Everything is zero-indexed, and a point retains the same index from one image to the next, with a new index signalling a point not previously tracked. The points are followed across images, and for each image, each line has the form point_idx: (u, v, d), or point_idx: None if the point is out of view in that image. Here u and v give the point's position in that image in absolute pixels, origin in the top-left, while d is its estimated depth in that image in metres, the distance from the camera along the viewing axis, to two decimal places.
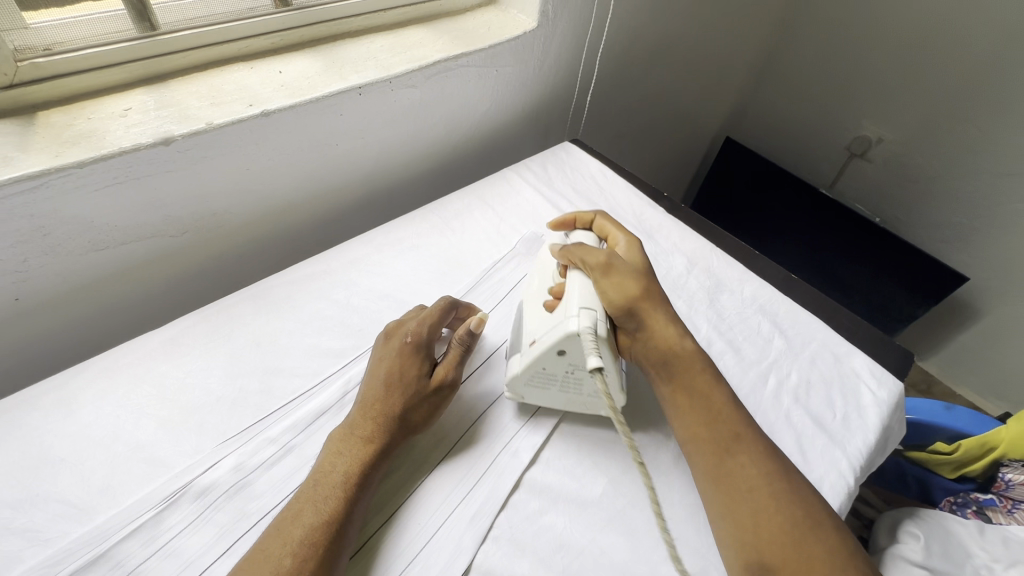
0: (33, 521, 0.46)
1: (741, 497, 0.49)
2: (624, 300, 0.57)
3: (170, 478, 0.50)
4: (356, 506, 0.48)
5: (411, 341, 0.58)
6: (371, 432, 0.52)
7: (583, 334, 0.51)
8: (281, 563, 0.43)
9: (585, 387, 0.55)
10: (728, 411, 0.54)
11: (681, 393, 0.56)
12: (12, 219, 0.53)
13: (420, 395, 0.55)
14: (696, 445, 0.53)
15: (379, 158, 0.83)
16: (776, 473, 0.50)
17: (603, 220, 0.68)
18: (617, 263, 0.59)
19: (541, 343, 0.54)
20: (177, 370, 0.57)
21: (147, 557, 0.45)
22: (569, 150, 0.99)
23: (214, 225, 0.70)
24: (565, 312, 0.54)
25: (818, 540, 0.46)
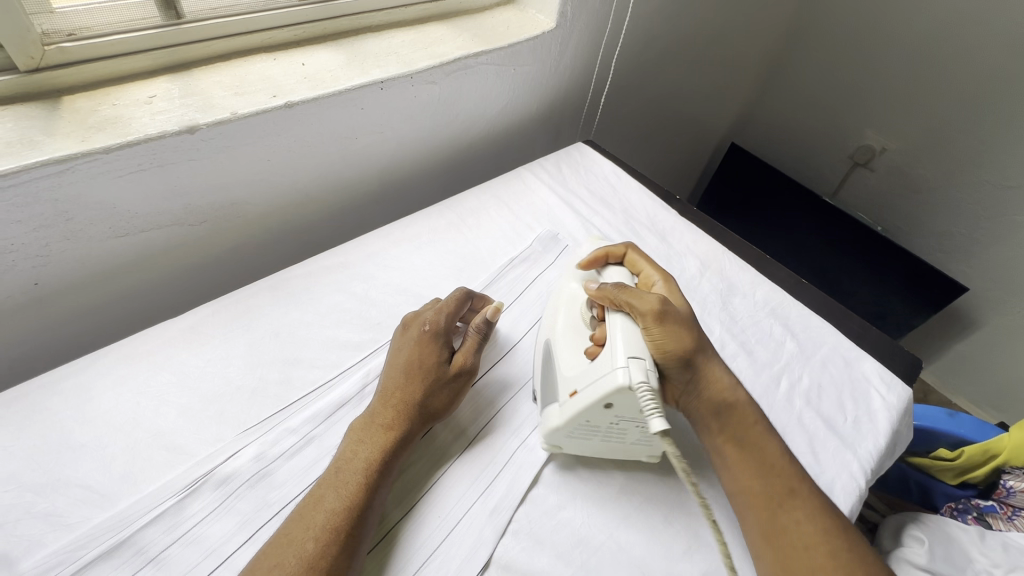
0: (54, 505, 0.46)
1: (796, 556, 0.47)
2: (680, 349, 0.55)
3: (192, 465, 0.50)
4: (377, 492, 0.48)
5: (429, 329, 0.58)
6: (392, 419, 0.52)
7: (637, 389, 0.48)
8: (304, 547, 0.43)
9: (629, 436, 0.53)
10: (783, 465, 0.52)
11: (734, 447, 0.54)
12: (36, 203, 0.53)
13: (439, 382, 0.55)
14: (749, 500, 0.51)
15: (397, 153, 0.84)
16: (836, 534, 0.48)
17: (636, 254, 0.69)
18: (671, 308, 0.57)
19: (587, 395, 0.51)
20: (196, 359, 0.57)
21: (169, 543, 0.45)
22: (583, 150, 0.99)
23: (233, 215, 0.70)
24: (609, 360, 0.52)
25: None
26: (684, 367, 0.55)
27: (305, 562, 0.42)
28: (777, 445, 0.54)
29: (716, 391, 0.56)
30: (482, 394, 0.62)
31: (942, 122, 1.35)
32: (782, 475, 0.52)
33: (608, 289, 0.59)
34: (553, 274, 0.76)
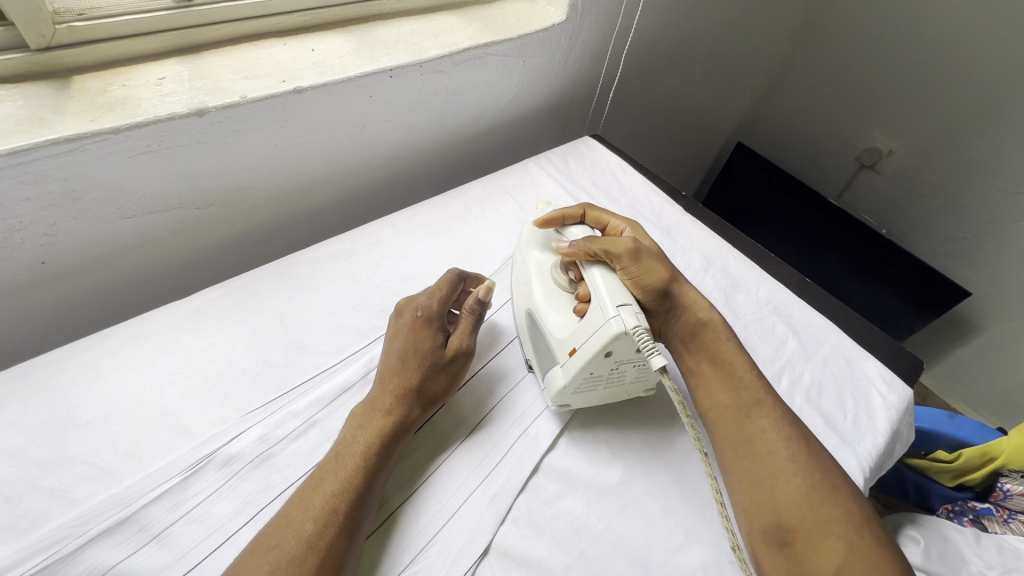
0: (60, 481, 0.46)
1: (760, 462, 0.52)
2: (659, 282, 0.60)
3: (195, 445, 0.50)
4: (377, 475, 0.48)
5: (421, 315, 0.58)
6: (392, 404, 0.52)
7: (634, 332, 0.50)
8: (303, 529, 0.43)
9: (630, 375, 0.55)
10: (751, 381, 0.58)
11: (707, 366, 0.60)
12: (46, 181, 0.53)
13: (436, 366, 0.55)
14: (719, 413, 0.57)
15: (404, 141, 0.84)
16: (797, 441, 0.53)
17: (594, 210, 0.70)
18: (644, 247, 0.61)
19: (585, 349, 0.52)
20: (201, 341, 0.57)
21: (173, 521, 0.46)
22: (589, 144, 0.99)
23: (239, 199, 0.70)
24: (600, 313, 0.53)
25: (835, 503, 0.49)
26: (662, 297, 0.61)
27: (305, 542, 0.42)
28: (743, 362, 0.60)
29: (689, 317, 0.63)
30: (482, 384, 0.62)
31: (950, 125, 1.34)
32: (748, 389, 0.57)
33: (581, 243, 0.60)
34: None
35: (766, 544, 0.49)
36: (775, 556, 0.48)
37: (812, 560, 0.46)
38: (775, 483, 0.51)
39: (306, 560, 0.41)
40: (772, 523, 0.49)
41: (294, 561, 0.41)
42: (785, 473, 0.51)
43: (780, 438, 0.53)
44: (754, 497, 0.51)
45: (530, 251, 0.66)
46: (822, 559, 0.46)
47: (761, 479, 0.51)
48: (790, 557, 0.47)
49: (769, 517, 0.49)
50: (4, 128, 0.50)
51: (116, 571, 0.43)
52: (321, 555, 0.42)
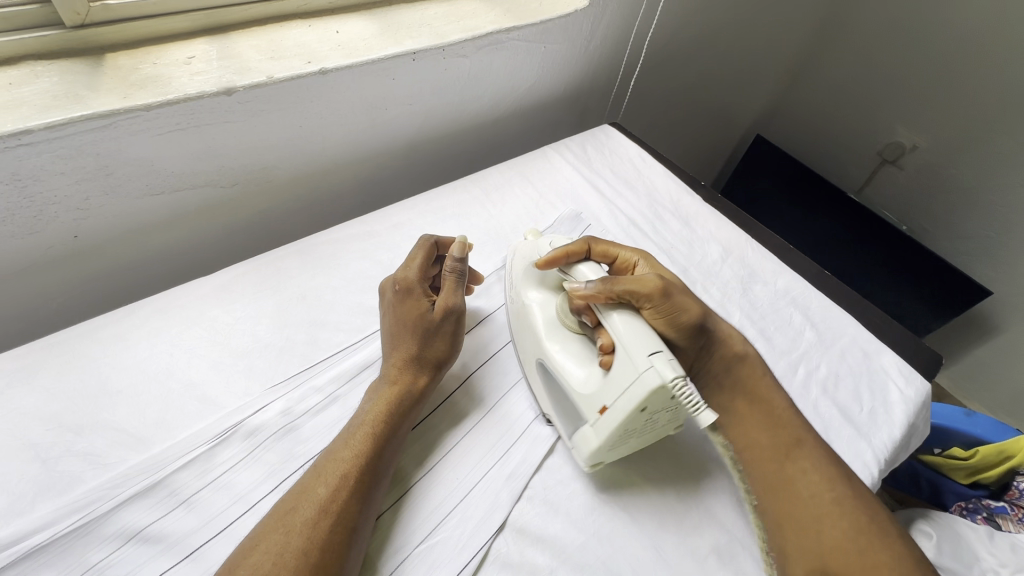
0: (93, 445, 0.48)
1: (802, 504, 0.51)
2: (693, 319, 0.57)
3: (221, 416, 0.51)
4: (388, 443, 0.49)
5: (400, 288, 0.57)
6: (396, 373, 0.54)
7: (674, 385, 0.46)
8: (316, 492, 0.44)
9: (664, 424, 0.51)
10: (789, 419, 0.57)
11: (743, 405, 0.59)
12: (80, 156, 0.54)
13: (431, 329, 0.56)
14: (757, 453, 0.56)
15: (424, 126, 0.84)
16: (840, 480, 0.52)
17: (601, 244, 0.64)
18: (672, 282, 0.57)
19: (621, 407, 0.48)
20: (226, 316, 0.59)
21: (200, 488, 0.47)
22: (609, 132, 0.99)
23: (263, 178, 0.71)
24: (631, 365, 0.48)
25: (884, 545, 0.48)
26: (696, 334, 0.58)
27: (319, 505, 0.43)
28: (781, 400, 0.58)
29: (725, 354, 0.61)
30: (498, 366, 0.62)
31: (977, 121, 1.32)
32: (788, 428, 0.56)
33: (603, 282, 0.54)
34: None
35: None
36: None
37: None
38: (819, 527, 0.50)
39: (319, 522, 0.42)
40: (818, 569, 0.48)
41: (308, 523, 0.42)
42: (831, 516, 0.50)
43: (823, 478, 0.52)
44: (798, 542, 0.50)
45: (533, 292, 0.62)
46: None
47: (805, 522, 0.50)
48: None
49: (815, 564, 0.48)
50: (41, 103, 0.52)
51: (147, 532, 0.44)
52: (334, 518, 0.43)
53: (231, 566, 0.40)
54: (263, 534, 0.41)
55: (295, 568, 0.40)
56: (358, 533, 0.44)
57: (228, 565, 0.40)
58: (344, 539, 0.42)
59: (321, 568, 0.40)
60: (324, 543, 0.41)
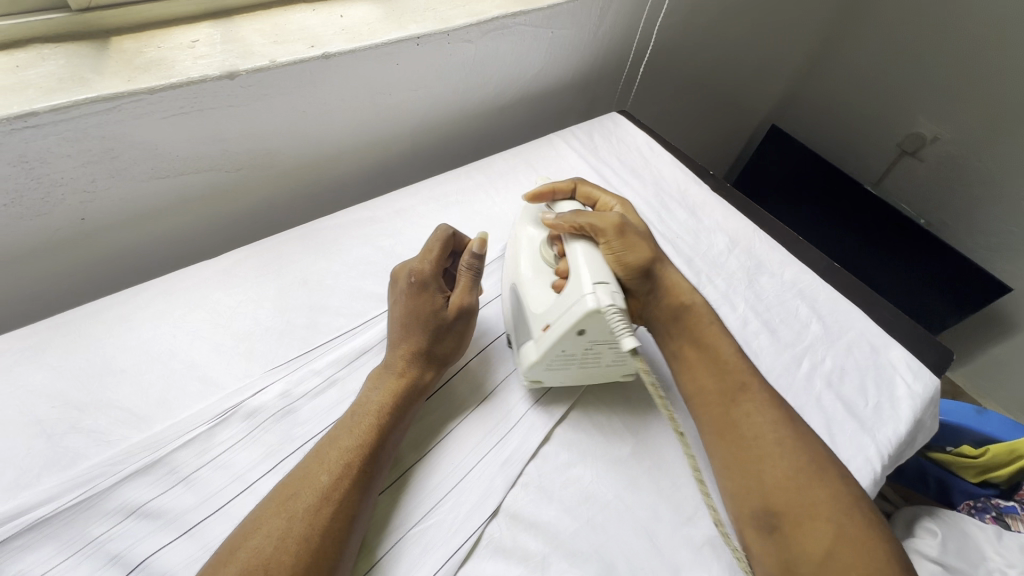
0: (97, 422, 0.49)
1: (745, 446, 0.52)
2: (643, 261, 0.59)
3: (221, 397, 0.52)
4: (391, 434, 0.50)
5: (414, 281, 0.57)
6: (404, 366, 0.54)
7: (607, 312, 0.48)
8: (319, 479, 0.45)
9: (605, 358, 0.53)
10: (737, 365, 0.57)
11: (692, 351, 0.59)
12: (85, 139, 0.55)
13: (442, 327, 0.55)
14: (704, 397, 0.57)
15: (429, 112, 0.84)
16: (783, 423, 0.53)
17: (585, 187, 0.69)
18: (631, 225, 0.60)
19: (558, 325, 0.51)
20: (228, 300, 0.59)
21: (200, 466, 0.48)
22: (616, 120, 0.97)
23: (267, 164, 0.72)
24: (576, 290, 0.51)
25: (821, 484, 0.48)
26: (643, 277, 0.59)
27: (321, 493, 0.44)
28: (728, 347, 0.59)
29: (672, 301, 0.61)
30: (497, 354, 0.62)
31: (1001, 111, 1.27)
32: (732, 373, 0.57)
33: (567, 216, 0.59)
34: None
35: (755, 528, 0.49)
36: (764, 539, 0.48)
37: (802, 542, 0.46)
38: (760, 465, 0.51)
39: (322, 509, 0.43)
40: (759, 507, 0.49)
41: (311, 511, 0.43)
42: (772, 457, 0.51)
43: (766, 420, 0.53)
44: (741, 481, 0.51)
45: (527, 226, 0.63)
46: (810, 538, 0.46)
47: (748, 463, 0.51)
48: (780, 541, 0.47)
49: (757, 502, 0.49)
50: (47, 86, 0.52)
51: (147, 508, 0.45)
52: (336, 505, 0.43)
53: (232, 547, 0.40)
54: (266, 519, 0.42)
55: (297, 554, 0.40)
56: (358, 521, 0.44)
57: (228, 547, 0.41)
58: (344, 526, 0.43)
59: (321, 555, 0.41)
60: (326, 531, 0.42)
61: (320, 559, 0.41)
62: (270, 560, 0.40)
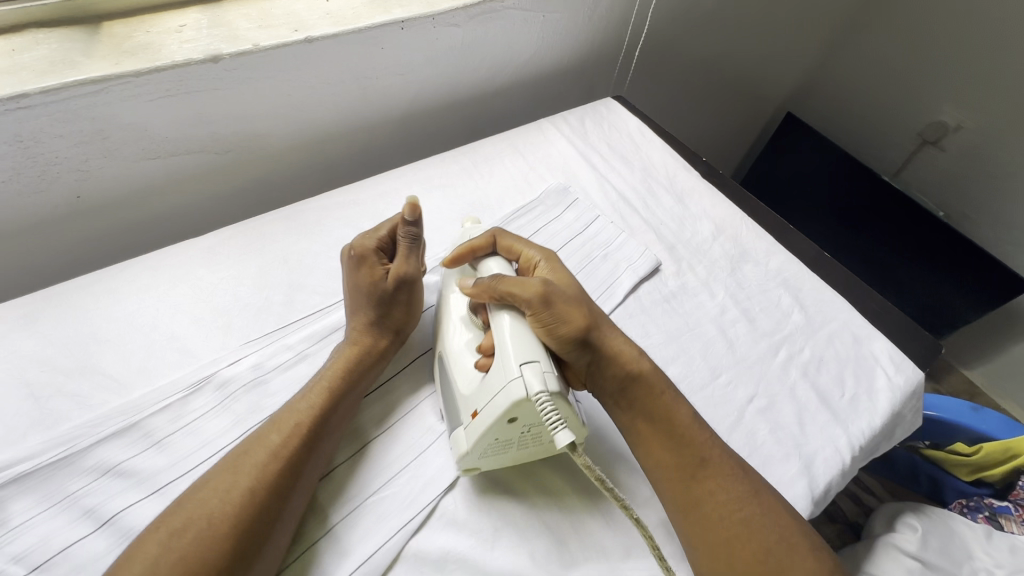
0: (80, 387, 0.52)
1: (715, 530, 0.49)
2: (576, 332, 0.53)
3: (197, 367, 0.55)
4: (342, 401, 0.52)
5: (356, 257, 0.58)
6: (356, 336, 0.56)
7: (537, 399, 0.46)
8: (268, 438, 0.47)
9: (544, 439, 0.51)
10: (695, 434, 0.53)
11: (644, 423, 0.54)
12: (76, 120, 0.58)
13: (385, 297, 0.57)
14: (664, 473, 0.52)
15: (417, 97, 0.84)
16: (749, 498, 0.50)
17: (506, 238, 0.62)
18: (559, 290, 0.54)
19: (488, 412, 0.48)
20: (210, 276, 0.62)
21: (173, 430, 0.51)
22: (610, 105, 0.96)
23: (256, 146, 0.74)
24: (504, 374, 0.49)
25: (794, 564, 0.47)
26: (581, 347, 0.53)
27: (269, 450, 0.46)
28: (683, 415, 0.54)
29: (618, 371, 0.55)
30: None
31: None
32: (691, 448, 0.52)
33: (484, 283, 0.55)
34: (558, 223, 0.76)
35: None
36: None
37: None
38: (731, 548, 0.48)
39: (269, 467, 0.45)
40: None
41: (258, 467, 0.45)
42: (742, 540, 0.48)
43: (733, 497, 0.50)
44: (711, 564, 0.48)
45: (454, 288, 0.61)
46: None
47: (717, 548, 0.49)
48: None
49: None
50: (40, 69, 0.55)
51: (121, 467, 0.48)
52: (283, 462, 0.46)
53: (189, 493, 0.43)
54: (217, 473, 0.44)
55: (239, 506, 0.42)
56: (302, 479, 0.47)
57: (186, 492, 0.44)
58: (288, 483, 0.45)
59: (263, 509, 0.43)
60: (270, 486, 0.44)
61: (261, 510, 0.43)
62: (213, 513, 0.42)
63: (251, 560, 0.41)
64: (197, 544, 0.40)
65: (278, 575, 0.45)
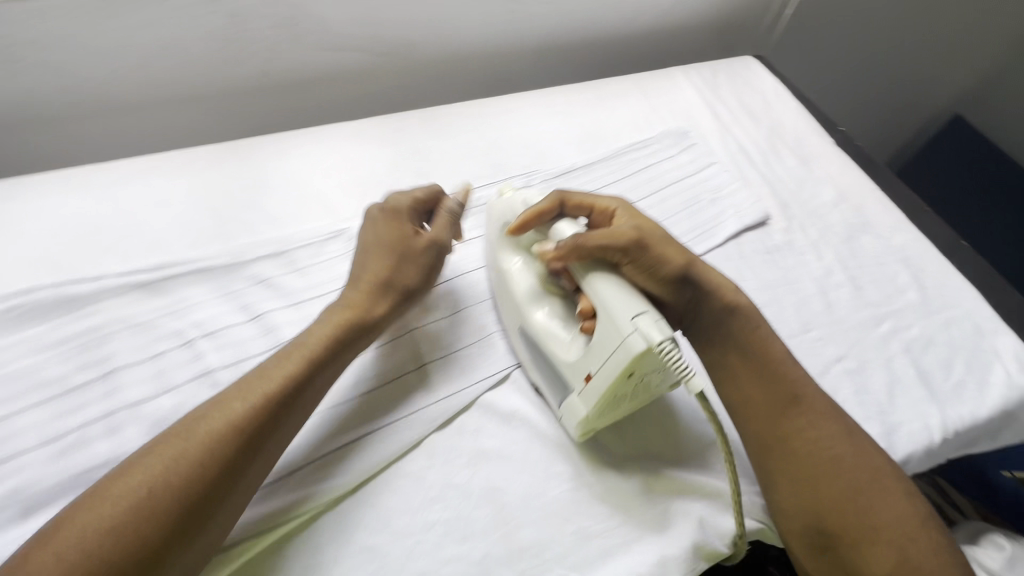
0: (250, 217, 0.64)
1: (805, 470, 0.46)
2: (677, 269, 0.52)
3: (337, 221, 0.64)
4: (319, 372, 0.47)
5: (387, 209, 0.57)
6: (361, 291, 0.52)
7: (660, 347, 0.43)
8: (232, 405, 0.42)
9: (654, 383, 0.49)
10: (787, 373, 0.50)
11: (736, 363, 0.52)
12: (277, 5, 0.69)
13: (410, 253, 0.55)
14: (751, 411, 0.50)
15: (557, 28, 0.88)
16: (842, 439, 0.47)
17: (571, 196, 0.56)
18: (651, 228, 0.52)
19: (605, 371, 0.46)
20: (355, 153, 0.71)
21: (312, 263, 0.61)
22: (748, 63, 0.93)
23: (407, 54, 0.82)
24: (614, 329, 0.45)
25: (885, 505, 0.44)
26: (680, 284, 0.52)
27: (229, 420, 0.41)
28: (776, 351, 0.52)
29: (715, 304, 0.53)
30: None
31: None
32: (784, 384, 0.50)
33: (570, 243, 0.50)
34: (671, 163, 0.77)
35: (809, 547, 0.45)
36: (820, 559, 0.45)
37: (864, 565, 0.43)
38: (818, 483, 0.46)
39: (231, 430, 0.41)
40: (812, 526, 0.45)
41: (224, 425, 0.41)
42: (830, 476, 0.46)
43: (824, 434, 0.47)
44: (793, 500, 0.46)
45: (510, 256, 0.58)
46: (872, 563, 0.43)
47: (802, 481, 0.46)
48: (833, 560, 0.44)
49: (810, 521, 0.45)
50: None
51: (271, 281, 0.59)
52: (244, 434, 0.41)
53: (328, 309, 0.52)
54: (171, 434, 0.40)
55: (194, 470, 0.38)
56: (267, 444, 0.43)
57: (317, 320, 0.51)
58: (246, 457, 0.41)
59: (209, 483, 0.38)
60: (222, 458, 0.40)
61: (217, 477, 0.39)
62: (154, 480, 0.37)
63: (190, 536, 0.37)
64: (135, 511, 0.36)
65: (394, 380, 0.54)
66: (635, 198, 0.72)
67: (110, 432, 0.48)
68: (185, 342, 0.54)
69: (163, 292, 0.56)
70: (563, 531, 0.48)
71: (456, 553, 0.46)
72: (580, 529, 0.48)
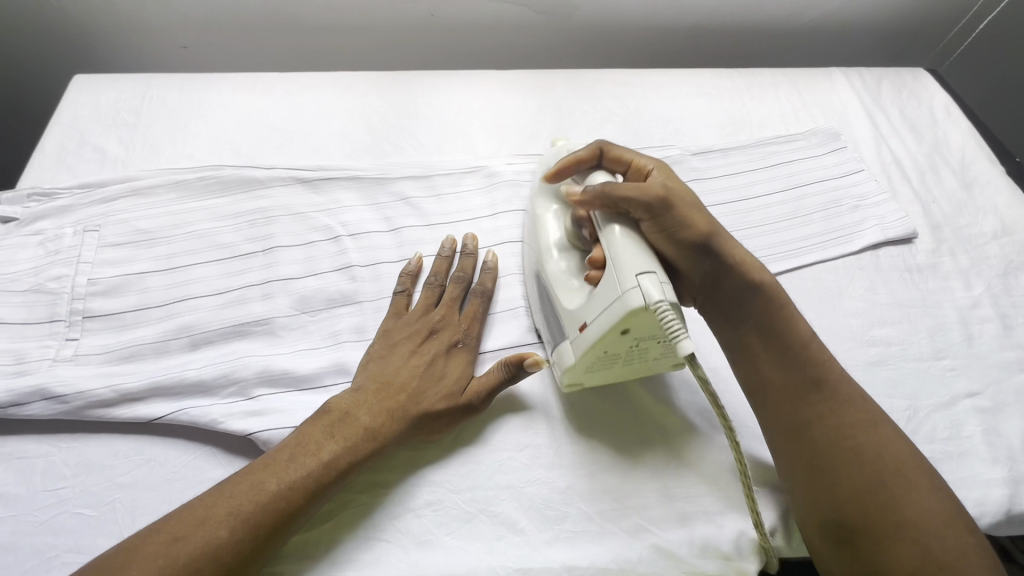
0: (401, 142, 0.69)
1: (821, 459, 0.44)
2: (700, 234, 0.48)
3: (477, 159, 0.68)
4: (308, 508, 0.41)
5: (454, 344, 0.51)
6: (377, 421, 0.45)
7: (657, 309, 0.41)
8: (203, 546, 0.37)
9: (652, 353, 0.47)
10: (810, 356, 0.47)
11: (755, 345, 0.48)
12: None
13: (455, 406, 0.48)
14: (769, 395, 0.47)
15: (720, 9, 0.86)
16: (867, 428, 0.44)
17: (613, 147, 0.54)
18: (681, 193, 0.49)
19: (598, 327, 0.44)
20: (502, 99, 0.75)
21: (449, 191, 0.65)
22: (920, 74, 0.86)
23: (564, 15, 0.84)
24: (615, 283, 0.43)
25: (909, 498, 0.41)
26: (700, 255, 0.48)
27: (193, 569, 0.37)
28: (802, 332, 0.48)
29: (739, 280, 0.48)
30: None
31: None
32: (807, 367, 0.46)
33: (596, 188, 0.48)
34: (816, 162, 0.73)
35: (825, 539, 0.43)
36: (837, 552, 0.42)
37: (883, 563, 0.40)
38: (835, 476, 0.43)
39: (205, 567, 0.37)
40: (830, 518, 0.43)
41: (184, 564, 0.37)
42: (852, 467, 0.43)
43: (845, 420, 0.44)
44: (806, 489, 0.44)
45: (545, 205, 0.56)
46: (893, 563, 0.40)
47: (819, 472, 0.43)
48: (851, 555, 0.42)
49: (828, 515, 0.43)
50: None
51: (411, 199, 0.63)
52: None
53: (382, 349, 0.50)
54: (138, 556, 0.36)
55: None
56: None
57: (363, 359, 0.50)
58: None
59: None
60: None
61: None
62: None
63: None
64: None
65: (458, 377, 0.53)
66: (771, 189, 0.70)
67: (265, 298, 0.54)
68: (333, 237, 0.59)
69: (320, 191, 0.63)
70: (647, 485, 0.49)
71: (542, 478, 0.48)
72: (662, 487, 0.48)
